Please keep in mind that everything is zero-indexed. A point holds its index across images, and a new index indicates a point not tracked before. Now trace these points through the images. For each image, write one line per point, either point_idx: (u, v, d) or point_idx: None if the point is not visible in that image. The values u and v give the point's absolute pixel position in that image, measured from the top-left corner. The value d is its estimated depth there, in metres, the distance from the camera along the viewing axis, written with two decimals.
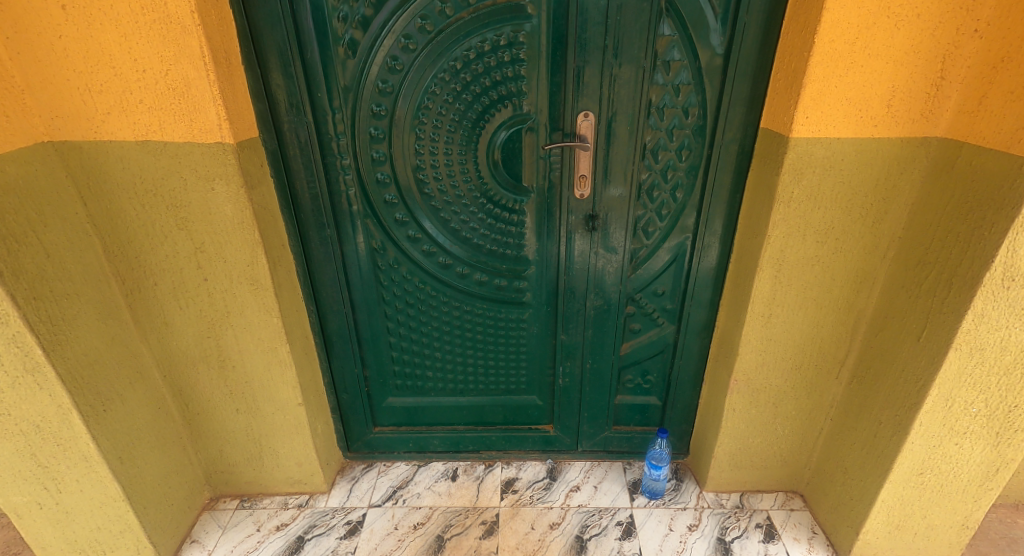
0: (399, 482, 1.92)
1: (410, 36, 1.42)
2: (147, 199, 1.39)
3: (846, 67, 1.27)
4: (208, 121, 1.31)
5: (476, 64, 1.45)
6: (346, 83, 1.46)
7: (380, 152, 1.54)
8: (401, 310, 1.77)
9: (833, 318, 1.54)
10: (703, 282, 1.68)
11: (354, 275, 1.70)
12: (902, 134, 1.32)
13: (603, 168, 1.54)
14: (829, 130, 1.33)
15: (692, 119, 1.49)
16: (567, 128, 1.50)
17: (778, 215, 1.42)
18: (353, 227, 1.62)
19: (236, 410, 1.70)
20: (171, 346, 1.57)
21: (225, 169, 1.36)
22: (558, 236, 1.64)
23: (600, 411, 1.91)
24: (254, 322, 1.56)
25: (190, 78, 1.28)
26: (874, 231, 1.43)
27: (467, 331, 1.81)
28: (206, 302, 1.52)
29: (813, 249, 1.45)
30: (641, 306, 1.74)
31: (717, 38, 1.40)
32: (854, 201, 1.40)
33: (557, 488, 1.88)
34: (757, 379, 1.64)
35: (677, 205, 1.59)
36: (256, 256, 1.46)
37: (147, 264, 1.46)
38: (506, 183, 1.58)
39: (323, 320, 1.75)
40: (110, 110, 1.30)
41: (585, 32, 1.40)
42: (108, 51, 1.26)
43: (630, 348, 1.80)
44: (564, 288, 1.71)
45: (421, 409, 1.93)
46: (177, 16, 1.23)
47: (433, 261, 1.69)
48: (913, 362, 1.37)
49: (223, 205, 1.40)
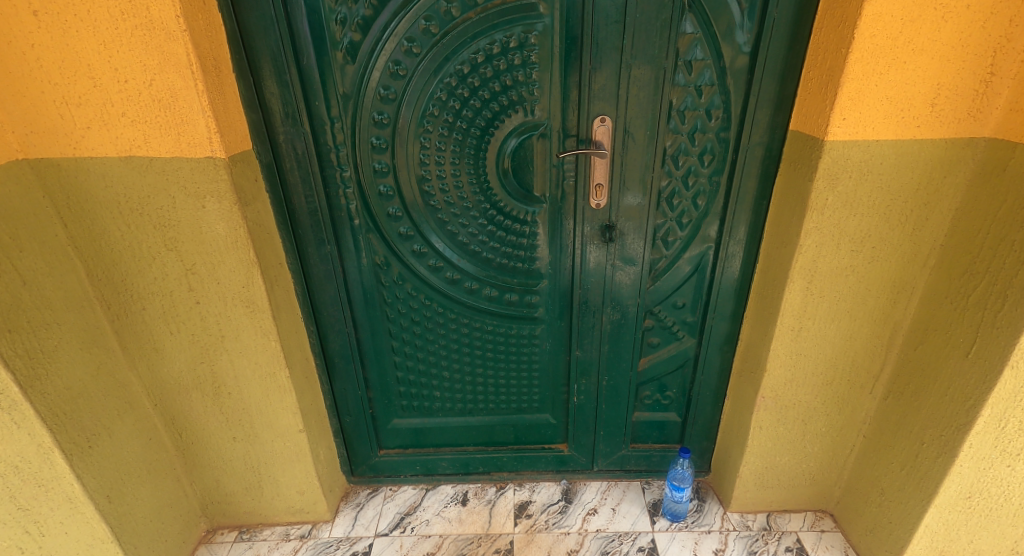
0: (407, 508, 1.83)
1: (414, 39, 1.32)
2: (132, 218, 1.27)
3: (888, 64, 1.17)
4: (197, 134, 1.20)
5: (484, 68, 1.36)
6: (345, 90, 1.36)
7: (382, 163, 1.44)
8: (407, 327, 1.68)
9: (869, 331, 1.45)
10: (727, 293, 1.59)
11: (357, 293, 1.60)
12: (946, 135, 1.22)
13: (620, 176, 1.45)
14: (869, 132, 1.22)
15: (715, 122, 1.40)
16: (582, 133, 1.41)
17: (811, 224, 1.32)
18: (354, 242, 1.53)
19: (233, 438, 1.61)
20: (162, 374, 1.48)
21: (216, 185, 1.25)
22: (573, 248, 1.55)
23: (617, 428, 1.82)
24: (250, 346, 1.46)
25: (176, 88, 1.17)
26: (915, 239, 1.33)
27: (476, 347, 1.72)
28: (199, 327, 1.42)
29: (848, 259, 1.36)
30: (660, 319, 1.65)
31: (743, 36, 1.31)
32: (894, 207, 1.30)
33: (573, 511, 1.80)
34: (785, 395, 1.55)
35: (699, 213, 1.50)
36: (251, 277, 1.36)
37: (135, 288, 1.35)
38: (517, 193, 1.48)
39: (324, 340, 1.66)
40: (90, 124, 1.19)
41: (600, 31, 1.31)
42: (86, 59, 1.15)
43: (648, 363, 1.71)
44: (579, 301, 1.62)
45: (429, 430, 1.85)
46: (160, 21, 1.12)
47: (440, 276, 1.60)
48: (960, 380, 1.27)
49: (215, 223, 1.29)
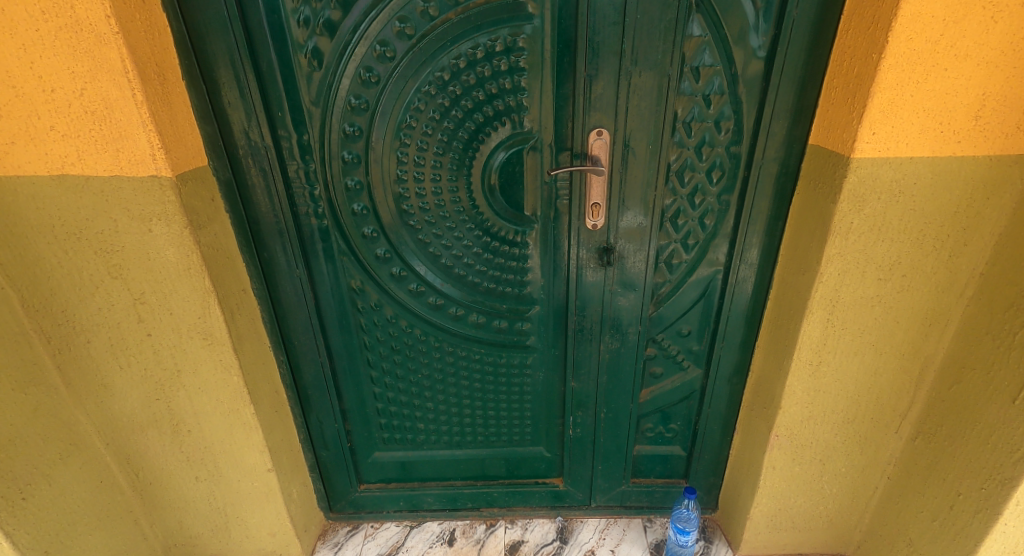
0: (388, 549, 1.69)
1: (388, 42, 1.19)
2: (70, 244, 1.14)
3: (925, 72, 1.03)
4: (138, 150, 1.07)
5: (467, 74, 1.22)
6: (312, 100, 1.22)
7: (356, 179, 1.30)
8: (386, 356, 1.54)
9: (896, 366, 1.30)
10: (737, 320, 1.44)
11: (331, 320, 1.46)
12: (991, 152, 1.08)
13: (619, 194, 1.31)
14: (902, 148, 1.08)
15: (725, 135, 1.25)
16: (577, 147, 1.27)
17: (833, 250, 1.18)
18: (327, 265, 1.39)
19: (196, 477, 1.47)
20: (114, 411, 1.33)
21: (163, 207, 1.11)
22: (567, 272, 1.41)
23: (616, 463, 1.68)
24: (210, 381, 1.33)
25: (112, 99, 1.03)
26: (951, 266, 1.18)
27: (462, 377, 1.58)
28: (152, 361, 1.28)
29: (874, 288, 1.21)
30: (663, 348, 1.50)
31: (757, 39, 1.17)
32: (928, 231, 1.15)
33: (569, 553, 1.66)
34: (801, 434, 1.41)
35: (707, 233, 1.36)
36: (208, 306, 1.23)
37: (77, 320, 1.21)
38: (505, 212, 1.34)
39: (296, 370, 1.52)
40: (16, 139, 1.05)
41: (596, 34, 1.17)
42: (7, 66, 1.01)
43: (651, 394, 1.57)
44: (574, 328, 1.48)
45: (413, 464, 1.71)
46: (88, 22, 0.98)
47: (422, 302, 1.46)
48: (1004, 428, 1.12)
49: (164, 249, 1.15)
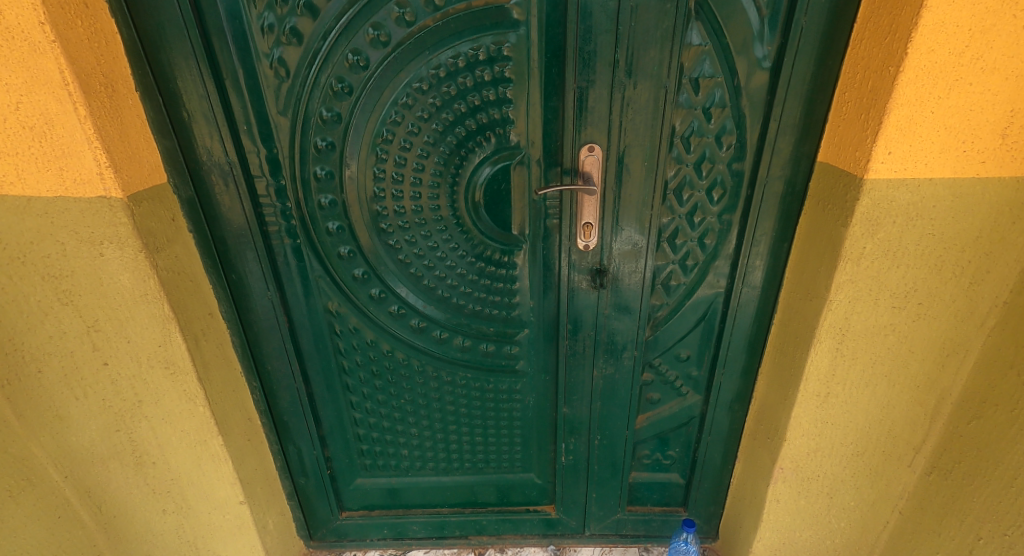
0: None
1: (361, 51, 1.10)
2: (12, 266, 1.03)
3: (949, 86, 0.94)
4: (84, 170, 0.98)
5: (448, 85, 1.13)
6: (280, 113, 1.13)
7: (329, 196, 1.21)
8: (366, 381, 1.45)
9: (910, 397, 1.21)
10: (739, 345, 1.35)
11: (307, 343, 1.38)
12: (1018, 172, 0.99)
13: (612, 212, 1.22)
14: (921, 168, 0.99)
15: (726, 150, 1.17)
16: (567, 162, 1.18)
17: (844, 275, 1.09)
18: (301, 286, 1.30)
19: (163, 510, 1.35)
20: (71, 443, 1.21)
21: (115, 230, 1.03)
22: (558, 294, 1.32)
23: (611, 491, 1.59)
24: (174, 412, 1.24)
25: (52, 114, 0.94)
26: (971, 293, 1.09)
27: (447, 403, 1.49)
28: (109, 392, 1.19)
29: (888, 315, 1.12)
30: (660, 373, 1.42)
31: (761, 48, 1.08)
32: (947, 256, 1.06)
33: None
34: (808, 466, 1.32)
35: (707, 254, 1.27)
36: (169, 334, 1.14)
37: (25, 348, 1.11)
38: (491, 232, 1.25)
39: (271, 396, 1.43)
40: None
41: (587, 43, 1.08)
42: None
43: (647, 421, 1.48)
44: (566, 353, 1.39)
45: (397, 491, 1.62)
46: (20, 30, 0.89)
47: (403, 325, 1.37)
48: None
49: (118, 274, 1.07)
